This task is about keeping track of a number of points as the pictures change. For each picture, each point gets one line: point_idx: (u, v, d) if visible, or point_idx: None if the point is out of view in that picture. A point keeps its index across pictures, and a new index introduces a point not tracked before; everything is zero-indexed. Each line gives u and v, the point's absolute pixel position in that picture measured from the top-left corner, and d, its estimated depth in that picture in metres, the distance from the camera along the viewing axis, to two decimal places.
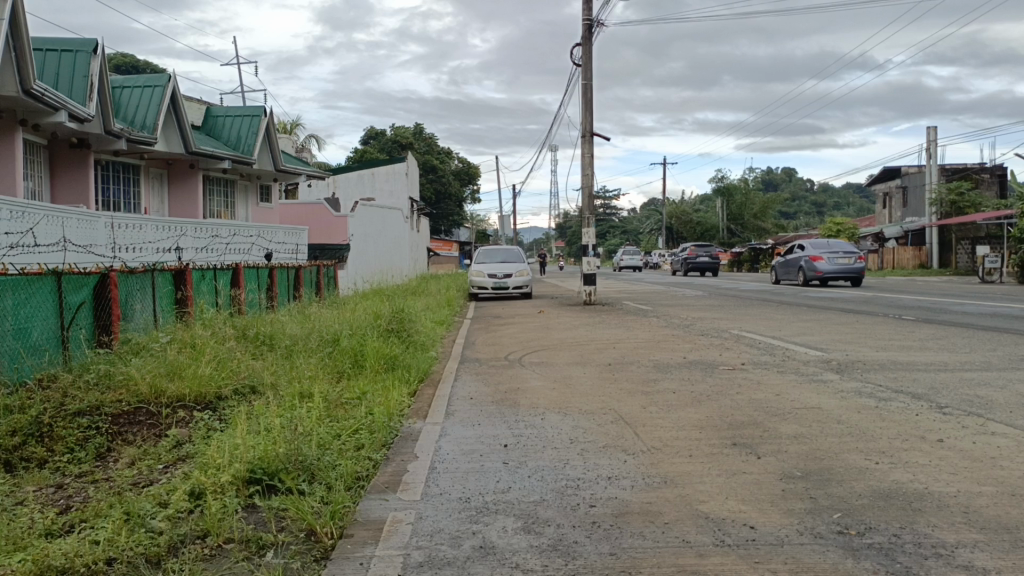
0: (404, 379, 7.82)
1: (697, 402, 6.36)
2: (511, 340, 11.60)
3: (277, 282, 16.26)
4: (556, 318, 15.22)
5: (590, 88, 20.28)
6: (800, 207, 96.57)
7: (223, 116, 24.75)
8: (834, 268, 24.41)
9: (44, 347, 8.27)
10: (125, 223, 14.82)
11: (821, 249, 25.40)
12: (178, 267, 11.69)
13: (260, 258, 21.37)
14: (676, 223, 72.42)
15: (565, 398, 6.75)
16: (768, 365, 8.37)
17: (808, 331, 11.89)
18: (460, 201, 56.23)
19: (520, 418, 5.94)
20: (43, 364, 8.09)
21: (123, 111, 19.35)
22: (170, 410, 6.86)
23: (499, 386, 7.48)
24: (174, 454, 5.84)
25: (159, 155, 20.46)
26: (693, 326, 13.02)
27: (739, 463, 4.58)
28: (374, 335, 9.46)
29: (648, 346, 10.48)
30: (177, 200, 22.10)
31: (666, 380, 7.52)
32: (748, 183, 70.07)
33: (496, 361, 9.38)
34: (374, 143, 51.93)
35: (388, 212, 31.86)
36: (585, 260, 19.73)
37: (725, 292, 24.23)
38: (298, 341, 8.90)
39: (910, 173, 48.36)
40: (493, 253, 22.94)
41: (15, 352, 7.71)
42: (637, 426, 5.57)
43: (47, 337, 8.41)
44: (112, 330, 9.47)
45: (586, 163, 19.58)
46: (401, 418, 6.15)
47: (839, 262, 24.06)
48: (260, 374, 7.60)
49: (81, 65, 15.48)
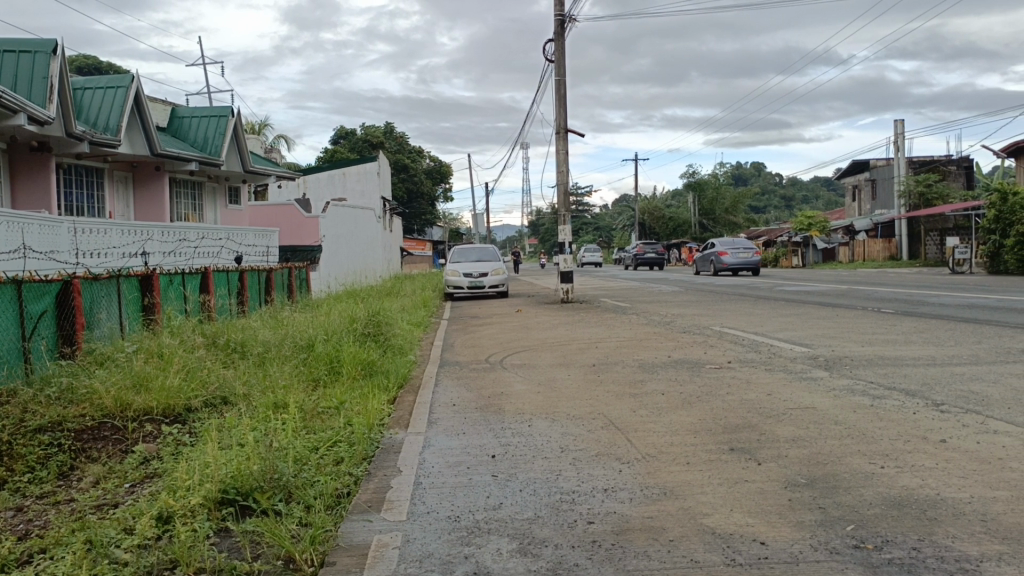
0: (383, 385, 7.53)
1: (689, 404, 6.18)
2: (491, 341, 11.35)
3: (248, 285, 15.82)
4: (535, 318, 15.00)
5: (564, 85, 20.08)
6: (770, 202, 97.55)
7: (189, 117, 24.16)
8: (737, 260, 29.50)
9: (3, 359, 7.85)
10: (89, 227, 14.29)
11: (729, 245, 30.31)
12: (144, 272, 11.26)
13: (230, 261, 20.85)
14: (649, 219, 72.71)
15: (552, 402, 6.53)
16: (756, 363, 8.24)
17: (789, 326, 11.81)
18: (433, 200, 55.83)
19: (506, 425, 5.70)
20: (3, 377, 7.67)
21: (85, 112, 18.73)
22: (137, 424, 6.49)
23: (482, 391, 7.23)
24: (142, 472, 5.48)
25: (123, 157, 19.87)
26: (674, 324, 12.88)
27: (740, 471, 4.40)
28: (349, 339, 9.14)
29: (631, 345, 10.31)
30: (143, 203, 21.49)
31: (654, 381, 7.35)
32: (718, 178, 70.55)
33: (477, 364, 9.13)
34: (344, 142, 51.31)
35: (360, 212, 31.43)
36: (562, 258, 19.54)
37: (702, 287, 24.23)
38: (271, 348, 8.58)
39: (878, 166, 48.93)
40: (468, 252, 22.64)
41: None
42: (629, 431, 5.36)
43: (7, 348, 7.99)
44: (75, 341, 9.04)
45: (561, 159, 19.38)
46: (381, 428, 5.87)
47: (743, 255, 28.95)
48: (232, 383, 7.26)
49: (40, 66, 14.89)
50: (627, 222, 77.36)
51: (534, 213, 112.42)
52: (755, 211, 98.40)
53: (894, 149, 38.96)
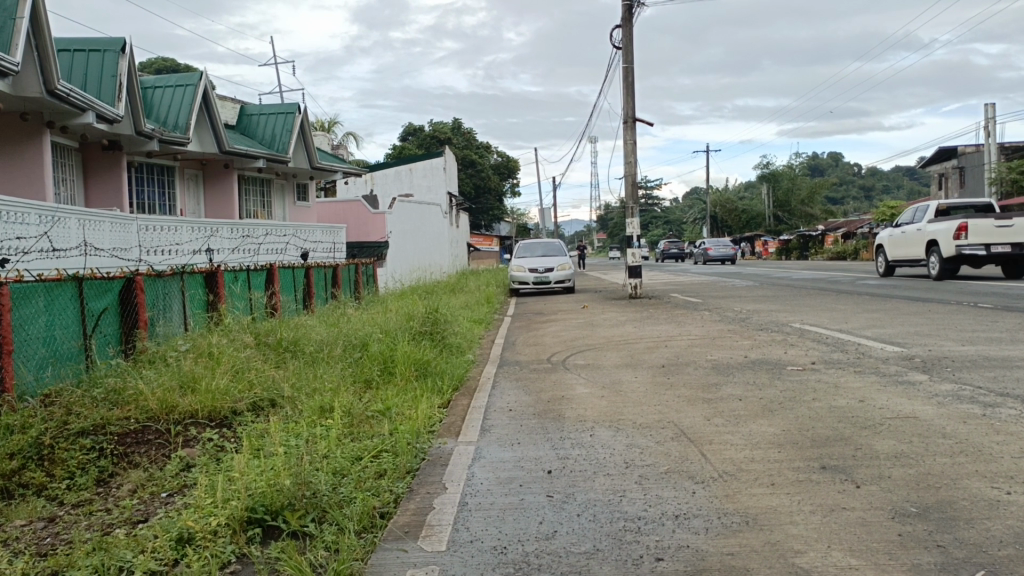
0: (436, 389, 7.14)
1: (771, 412, 5.52)
2: (554, 339, 10.85)
3: (313, 283, 15.75)
4: (601, 314, 14.40)
5: (631, 72, 19.36)
6: (849, 192, 93.71)
7: (258, 115, 24.46)
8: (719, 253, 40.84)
9: (67, 357, 7.86)
10: (157, 224, 14.46)
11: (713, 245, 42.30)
12: (208, 269, 11.24)
13: (296, 257, 20.92)
14: (720, 211, 70.45)
15: (617, 408, 5.98)
16: (843, 364, 7.47)
17: (877, 322, 10.86)
18: (500, 195, 55.69)
19: (566, 435, 5.19)
20: (72, 371, 7.79)
21: (155, 112, 19.10)
22: (182, 428, 6.27)
23: (541, 395, 6.74)
24: (180, 481, 5.20)
25: (193, 155, 20.18)
26: (750, 320, 12.11)
27: (834, 495, 3.77)
28: (405, 337, 8.80)
29: (703, 344, 9.62)
30: (213, 200, 21.85)
31: (730, 385, 6.69)
32: (794, 168, 68.02)
33: (538, 365, 8.64)
34: (412, 139, 51.67)
35: (425, 207, 31.26)
36: (630, 252, 18.86)
37: (778, 281, 23.07)
38: (323, 347, 8.31)
39: (967, 153, 46.09)
40: (532, 246, 22.15)
41: (43, 359, 7.43)
42: (702, 444, 4.77)
43: (69, 344, 7.95)
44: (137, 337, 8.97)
45: (627, 149, 18.67)
46: (429, 436, 5.45)
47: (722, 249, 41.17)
48: (280, 385, 7.00)
49: (109, 65, 15.12)
50: (699, 215, 75.45)
51: (603, 207, 111.20)
52: (833, 202, 94.78)
53: (986, 133, 36.44)
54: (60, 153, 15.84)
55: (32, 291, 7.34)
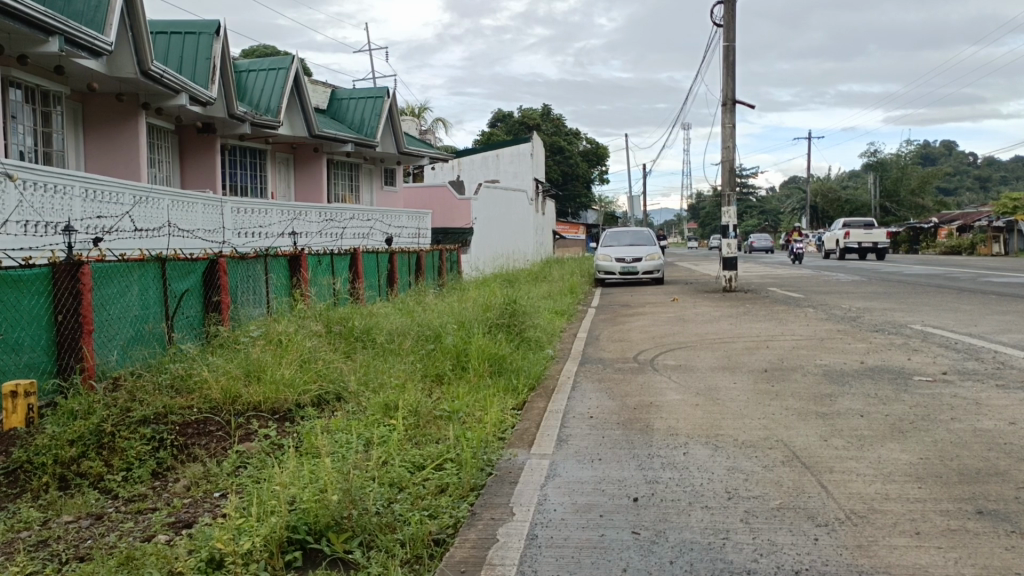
0: (510, 390, 6.62)
1: (901, 434, 4.64)
2: (642, 335, 10.08)
3: (396, 269, 15.53)
4: (694, 308, 13.45)
5: (733, 51, 18.18)
6: (962, 183, 87.64)
7: (348, 99, 24.51)
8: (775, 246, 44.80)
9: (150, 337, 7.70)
10: (244, 207, 14.56)
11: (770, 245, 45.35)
12: (293, 252, 11.12)
13: (381, 242, 20.79)
14: (821, 201, 66.98)
15: (714, 421, 5.24)
16: (980, 375, 6.44)
17: (1013, 326, 9.55)
18: (589, 182, 54.64)
19: (656, 452, 4.52)
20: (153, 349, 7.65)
21: (249, 95, 19.31)
22: (245, 421, 5.99)
23: (627, 400, 6.06)
24: (234, 480, 4.86)
25: (284, 138, 20.32)
26: (861, 320, 10.97)
27: (1001, 556, 2.90)
28: (482, 330, 8.31)
29: (809, 346, 8.66)
30: (303, 183, 22.07)
31: (847, 397, 5.81)
32: (903, 156, 63.93)
33: (625, 363, 7.95)
34: (502, 125, 51.39)
35: (513, 194, 30.86)
36: (725, 243, 17.78)
37: (886, 276, 21.41)
38: (394, 337, 7.93)
39: None
40: (620, 235, 21.31)
41: (122, 340, 7.26)
42: (821, 472, 3.99)
43: (151, 325, 7.76)
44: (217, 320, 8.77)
45: (726, 134, 17.56)
46: (499, 444, 4.91)
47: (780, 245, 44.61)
48: (346, 377, 6.65)
49: (203, 47, 15.25)
50: (797, 205, 72.03)
51: (695, 197, 108.24)
52: (944, 194, 89.08)
53: None
54: (156, 135, 16.14)
55: (113, 271, 7.15)
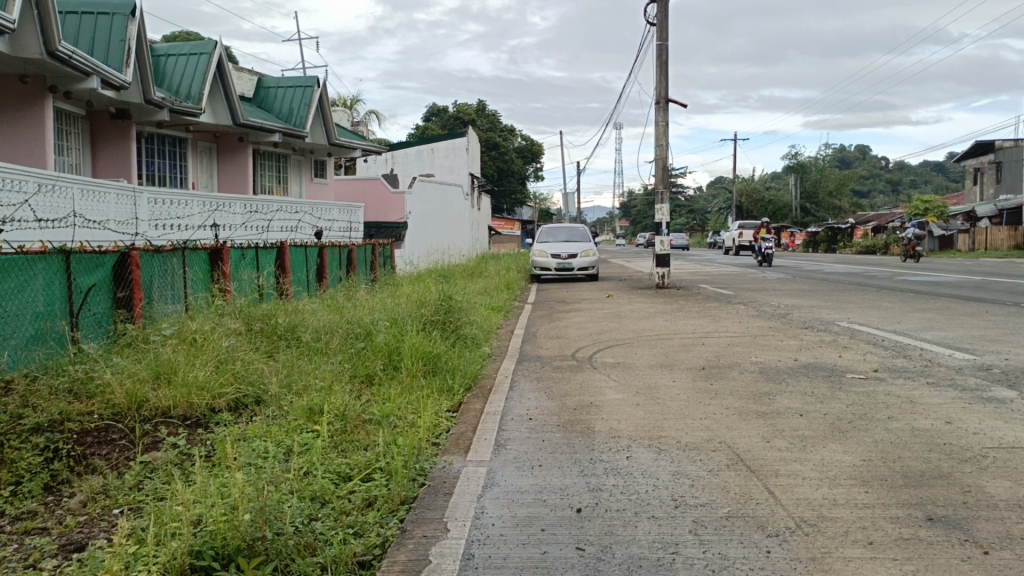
0: (444, 391, 6.34)
1: (842, 435, 4.57)
2: (578, 332, 9.94)
3: (326, 263, 15.01)
4: (629, 305, 13.43)
5: (666, 50, 18.29)
6: (876, 185, 91.77)
7: (275, 87, 23.64)
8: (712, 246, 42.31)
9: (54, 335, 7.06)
10: (160, 198, 13.79)
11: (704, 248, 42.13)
12: (215, 244, 10.56)
13: (310, 236, 20.13)
14: (746, 201, 68.75)
15: (656, 422, 5.08)
16: (910, 373, 6.51)
17: (935, 324, 9.83)
18: (523, 179, 54.64)
19: (597, 457, 4.33)
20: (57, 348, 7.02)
21: (168, 80, 18.35)
22: (153, 429, 5.54)
23: (567, 401, 5.86)
24: (136, 496, 4.45)
25: (206, 126, 19.42)
26: (791, 317, 11.12)
27: (957, 568, 2.80)
28: (414, 327, 7.99)
29: (744, 343, 8.67)
30: (227, 174, 21.17)
31: (786, 396, 5.75)
32: (822, 158, 66.34)
33: (562, 361, 7.78)
34: (435, 120, 50.89)
35: (447, 188, 30.48)
36: (658, 240, 17.89)
37: (810, 274, 21.99)
38: (320, 335, 7.54)
39: (1006, 147, 44.14)
40: (554, 231, 21.25)
41: (21, 338, 6.64)
42: (767, 477, 3.86)
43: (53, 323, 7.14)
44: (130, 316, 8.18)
45: (659, 132, 17.66)
46: (432, 451, 4.64)
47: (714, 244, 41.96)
48: (267, 380, 6.25)
49: (118, 29, 14.34)
50: (724, 204, 73.86)
51: (626, 194, 109.83)
52: (859, 195, 92.96)
53: None
54: (64, 120, 15.13)
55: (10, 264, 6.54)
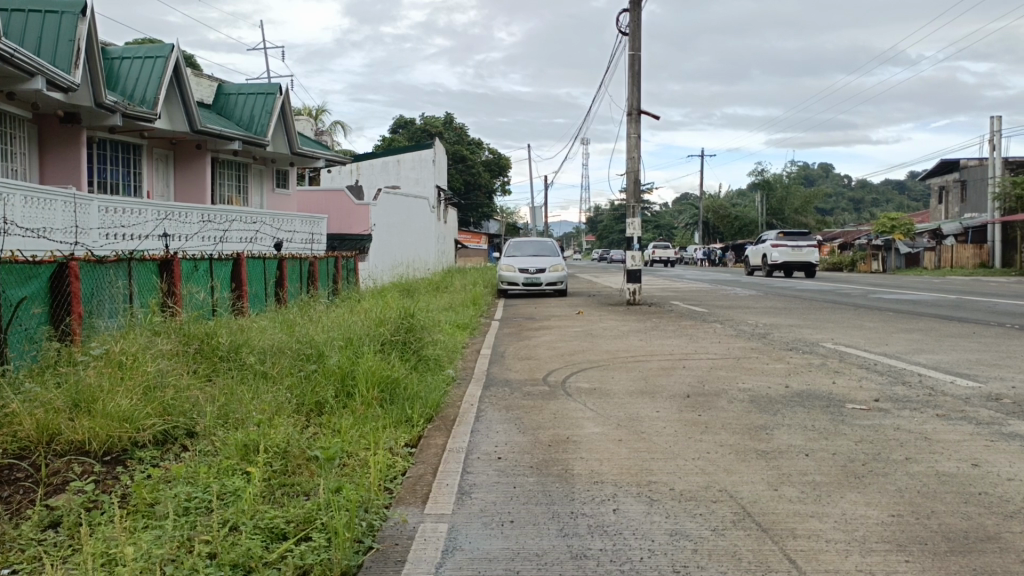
0: (401, 424, 5.63)
1: (860, 482, 3.99)
2: (549, 353, 9.30)
3: (287, 276, 14.26)
4: (601, 322, 12.82)
5: (638, 61, 17.90)
6: (839, 203, 93.13)
7: (236, 94, 22.78)
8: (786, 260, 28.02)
9: None
10: (111, 206, 12.98)
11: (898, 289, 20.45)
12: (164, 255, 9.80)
13: (269, 248, 19.23)
14: (712, 217, 68.84)
15: (641, 463, 4.44)
16: (915, 404, 5.98)
17: (923, 346, 9.40)
18: (491, 192, 54.01)
19: (581, 511, 3.66)
20: None
21: (123, 84, 17.42)
22: (62, 467, 4.75)
23: (540, 435, 5.18)
24: (31, 552, 3.69)
25: (161, 133, 18.47)
26: (771, 337, 10.62)
27: None
28: (371, 348, 7.29)
29: (727, 366, 8.12)
30: (184, 183, 20.23)
31: (784, 431, 5.16)
32: (786, 176, 67.05)
33: (533, 386, 7.12)
34: (402, 132, 50.37)
35: (413, 200, 29.75)
36: (629, 255, 17.33)
37: (782, 290, 21.63)
38: (267, 356, 6.79)
39: (969, 166, 44.72)
40: (523, 245, 20.65)
41: None
42: (783, 540, 3.26)
43: None
44: (68, 332, 7.37)
45: (631, 144, 17.18)
46: (384, 501, 3.94)
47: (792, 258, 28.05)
48: (202, 410, 5.51)
49: (67, 28, 13.42)
50: (690, 220, 74.11)
51: (593, 209, 109.99)
52: (823, 214, 94.27)
53: (991, 147, 35.21)
54: (9, 124, 14.15)
55: None
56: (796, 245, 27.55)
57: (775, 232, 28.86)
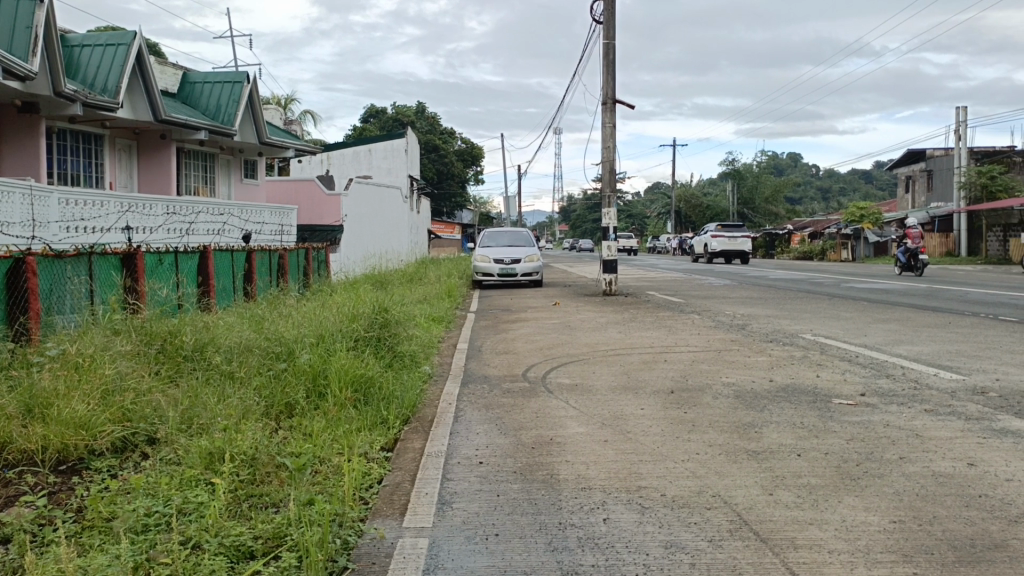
0: (375, 426, 5.38)
1: (857, 485, 3.84)
2: (528, 347, 9.10)
3: (256, 270, 13.86)
4: (578, 314, 12.65)
5: (612, 49, 17.70)
6: (808, 192, 94.19)
7: (202, 82, 22.17)
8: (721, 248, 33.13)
9: None
10: (71, 198, 12.49)
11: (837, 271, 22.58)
12: (127, 249, 9.40)
13: (237, 240, 18.75)
14: (684, 207, 69.13)
15: (630, 466, 4.25)
16: (901, 398, 5.88)
17: (901, 337, 9.35)
18: (464, 182, 53.59)
19: (569, 521, 3.47)
20: None
21: (83, 72, 16.81)
22: (13, 479, 4.46)
23: (522, 436, 4.97)
24: None
25: (124, 122, 17.88)
26: (750, 328, 10.53)
27: None
28: (344, 345, 7.02)
29: (708, 360, 7.97)
30: (149, 173, 19.65)
31: (773, 429, 5.00)
32: (757, 165, 67.59)
33: (513, 383, 6.91)
34: (373, 122, 49.76)
35: (385, 190, 29.31)
36: (604, 246, 17.16)
37: (756, 280, 21.65)
38: (234, 355, 6.49)
39: (935, 156, 45.34)
40: (497, 236, 20.38)
41: None
42: (784, 551, 3.09)
43: None
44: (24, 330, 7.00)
45: (606, 133, 17.00)
46: (359, 514, 3.71)
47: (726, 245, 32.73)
48: (164, 414, 5.22)
49: (23, 14, 12.86)
50: (662, 209, 74.44)
51: (566, 199, 110.03)
52: (792, 203, 95.26)
53: (956, 137, 35.68)
54: None
55: None
56: (732, 237, 32.32)
57: (714, 225, 33.74)
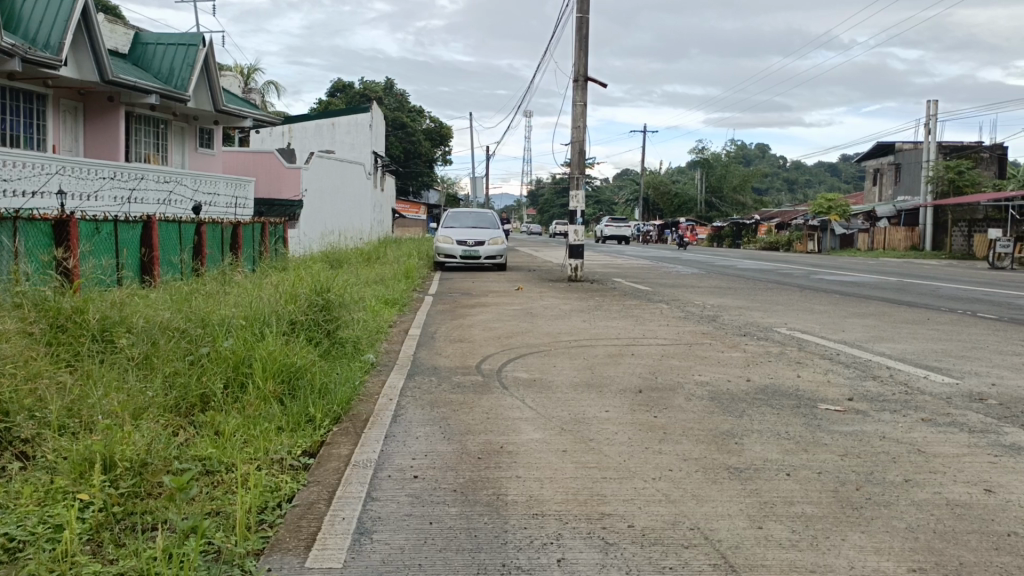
0: (298, 426, 4.61)
1: (861, 518, 3.21)
2: (485, 334, 8.42)
3: (206, 242, 12.91)
4: (542, 301, 11.97)
5: (587, 24, 16.95)
6: (775, 184, 94.67)
7: (156, 44, 20.87)
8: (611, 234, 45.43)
9: None
10: (6, 157, 11.46)
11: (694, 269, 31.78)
12: (59, 217, 8.51)
13: (187, 211, 17.64)
14: (653, 193, 68.68)
15: (591, 486, 3.57)
16: (893, 405, 5.30)
17: (880, 333, 8.85)
18: (432, 161, 52.48)
19: (514, 562, 2.78)
20: None
21: (23, 26, 15.49)
22: None
23: (468, 443, 4.26)
24: None
25: (68, 82, 16.60)
26: (721, 320, 9.96)
27: None
28: (276, 328, 6.23)
29: (679, 354, 7.36)
30: (95, 137, 18.40)
31: (755, 440, 4.37)
32: (726, 154, 67.61)
33: (464, 375, 6.19)
34: (340, 96, 48.40)
35: (348, 165, 28.24)
36: (572, 230, 16.43)
37: (723, 270, 21.17)
38: (148, 336, 5.63)
39: (903, 150, 45.56)
40: (461, 217, 19.60)
41: None
42: None
43: None
44: None
45: (578, 112, 16.27)
46: (253, 547, 2.95)
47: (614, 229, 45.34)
48: (48, 406, 4.36)
49: None
50: (631, 197, 74.15)
51: (535, 183, 109.34)
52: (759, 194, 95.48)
53: (926, 131, 35.65)
54: None
55: None
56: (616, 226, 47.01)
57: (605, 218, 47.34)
